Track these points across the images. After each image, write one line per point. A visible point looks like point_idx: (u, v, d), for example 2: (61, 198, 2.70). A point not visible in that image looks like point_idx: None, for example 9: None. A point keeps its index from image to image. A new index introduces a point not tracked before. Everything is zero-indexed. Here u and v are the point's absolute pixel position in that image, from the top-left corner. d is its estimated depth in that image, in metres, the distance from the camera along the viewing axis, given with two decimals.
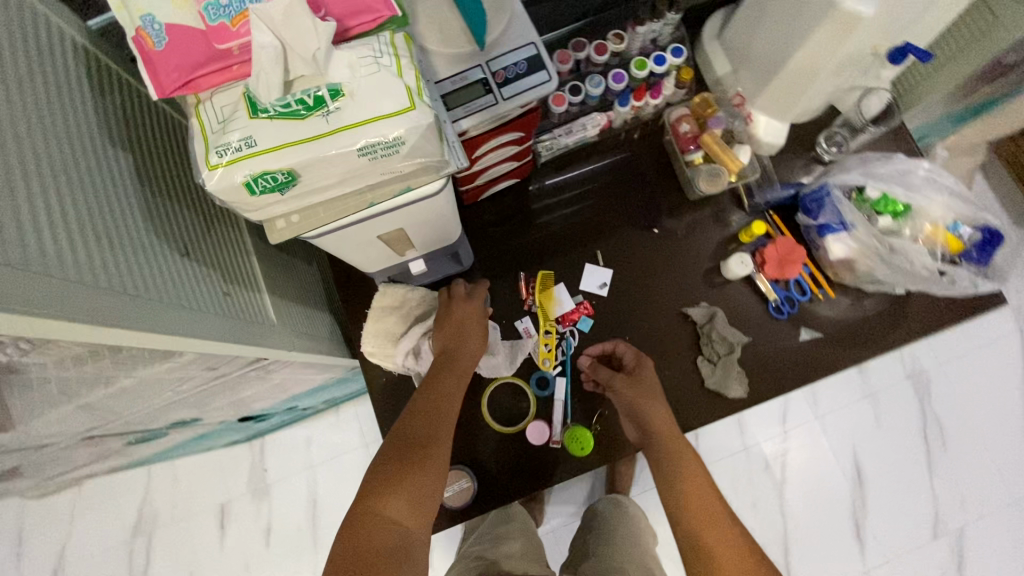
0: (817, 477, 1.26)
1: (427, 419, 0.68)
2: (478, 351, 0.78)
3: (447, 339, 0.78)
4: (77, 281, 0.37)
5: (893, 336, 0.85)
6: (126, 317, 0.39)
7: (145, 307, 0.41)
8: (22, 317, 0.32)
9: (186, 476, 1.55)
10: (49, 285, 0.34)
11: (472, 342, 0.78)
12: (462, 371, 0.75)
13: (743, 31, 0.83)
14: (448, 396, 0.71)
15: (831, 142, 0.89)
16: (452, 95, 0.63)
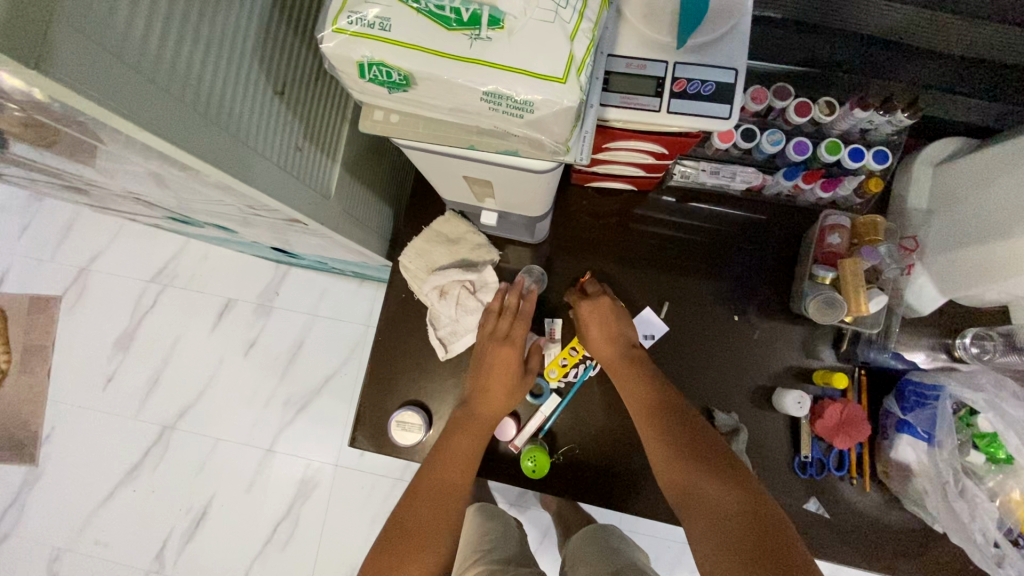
0: None
1: (438, 490, 0.68)
2: (500, 409, 0.75)
3: (475, 386, 0.75)
4: (138, 70, 0.35)
5: (899, 565, 0.75)
6: (173, 130, 0.37)
7: (199, 127, 0.39)
8: (76, 94, 0.31)
9: (215, 258, 1.66)
10: (105, 61, 0.32)
11: (501, 390, 0.75)
12: (481, 430, 0.73)
13: (968, 177, 0.69)
14: (463, 463, 0.71)
15: (974, 344, 0.76)
16: (618, 77, 0.55)
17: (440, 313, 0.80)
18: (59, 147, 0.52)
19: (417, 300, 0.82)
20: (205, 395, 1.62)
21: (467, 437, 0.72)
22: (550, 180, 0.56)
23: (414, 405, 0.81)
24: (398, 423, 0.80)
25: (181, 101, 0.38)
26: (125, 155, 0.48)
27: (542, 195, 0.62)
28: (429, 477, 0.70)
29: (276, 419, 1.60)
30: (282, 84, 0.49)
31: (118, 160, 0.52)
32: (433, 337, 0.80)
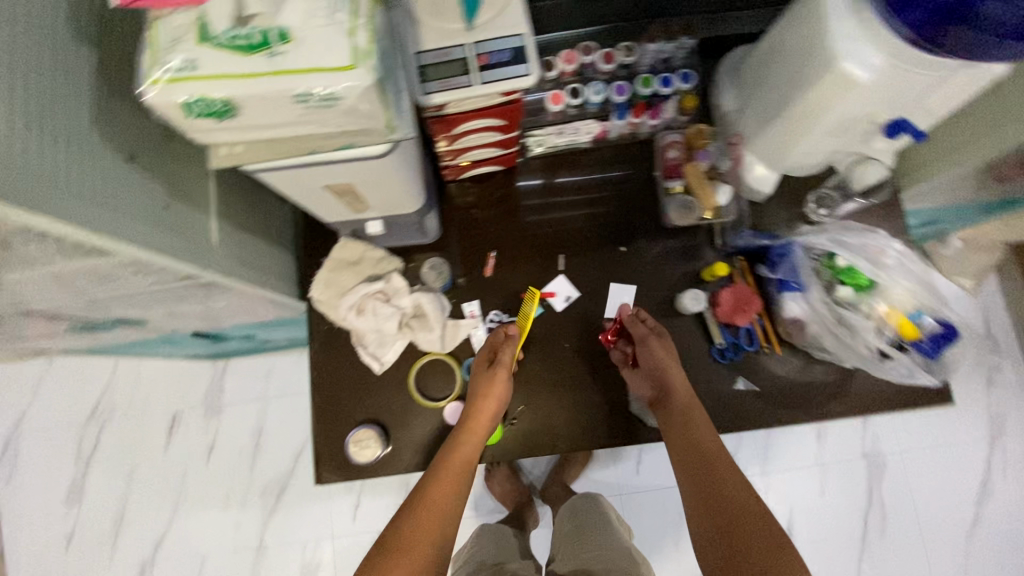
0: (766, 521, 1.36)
1: (451, 479, 0.71)
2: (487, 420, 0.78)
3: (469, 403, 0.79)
4: None
5: (826, 407, 0.85)
6: (21, 199, 0.42)
7: (48, 194, 0.44)
8: None
9: (149, 378, 1.62)
10: None
11: (488, 416, 0.78)
12: (471, 446, 0.75)
13: (755, 70, 0.81)
14: (462, 476, 0.72)
15: (821, 206, 0.90)
16: (431, 68, 0.63)
17: (363, 330, 0.85)
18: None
19: (340, 327, 0.86)
20: (178, 515, 1.56)
21: (460, 454, 0.74)
22: (405, 168, 0.63)
23: (366, 422, 0.84)
24: (354, 443, 0.83)
25: (24, 174, 0.42)
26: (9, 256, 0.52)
27: (406, 187, 0.68)
28: (445, 463, 0.73)
29: (258, 513, 1.55)
30: (130, 151, 0.54)
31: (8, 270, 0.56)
32: (365, 355, 0.85)
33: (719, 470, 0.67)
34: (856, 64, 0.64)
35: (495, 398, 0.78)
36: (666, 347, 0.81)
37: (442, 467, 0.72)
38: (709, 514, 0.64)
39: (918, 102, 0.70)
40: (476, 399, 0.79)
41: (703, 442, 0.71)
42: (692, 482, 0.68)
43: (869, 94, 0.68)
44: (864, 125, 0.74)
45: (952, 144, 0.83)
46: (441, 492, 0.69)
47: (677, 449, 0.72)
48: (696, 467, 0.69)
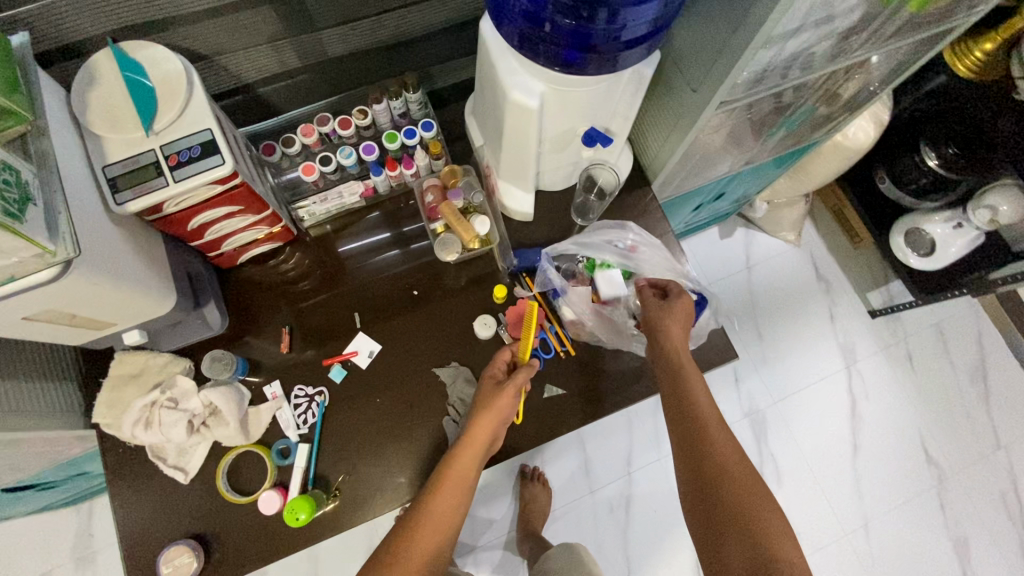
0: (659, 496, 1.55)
1: (458, 483, 0.73)
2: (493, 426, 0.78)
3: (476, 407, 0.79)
4: None
5: (633, 390, 0.89)
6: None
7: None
8: None
9: (3, 546, 1.46)
10: None
11: (487, 437, 0.77)
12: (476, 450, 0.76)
13: (478, 108, 0.90)
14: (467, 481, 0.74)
15: (585, 215, 0.98)
16: (121, 178, 0.64)
17: (157, 443, 0.81)
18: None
19: (134, 445, 0.82)
20: None
21: (466, 456, 0.75)
22: (116, 279, 0.63)
23: (178, 537, 0.80)
24: (166, 564, 0.78)
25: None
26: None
27: (136, 294, 0.68)
28: (439, 484, 0.73)
29: None
30: None
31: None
32: (165, 468, 0.81)
33: (726, 445, 0.68)
34: (523, 93, 0.70)
35: (499, 419, 0.78)
36: (671, 314, 0.81)
37: (438, 491, 0.72)
38: (698, 480, 0.67)
39: (600, 109, 0.79)
40: (478, 418, 0.78)
41: (694, 403, 0.72)
42: (697, 458, 0.69)
43: (553, 113, 0.76)
44: (572, 137, 0.83)
45: (660, 133, 0.90)
46: (438, 517, 0.70)
47: (673, 408, 0.74)
48: (686, 429, 0.71)
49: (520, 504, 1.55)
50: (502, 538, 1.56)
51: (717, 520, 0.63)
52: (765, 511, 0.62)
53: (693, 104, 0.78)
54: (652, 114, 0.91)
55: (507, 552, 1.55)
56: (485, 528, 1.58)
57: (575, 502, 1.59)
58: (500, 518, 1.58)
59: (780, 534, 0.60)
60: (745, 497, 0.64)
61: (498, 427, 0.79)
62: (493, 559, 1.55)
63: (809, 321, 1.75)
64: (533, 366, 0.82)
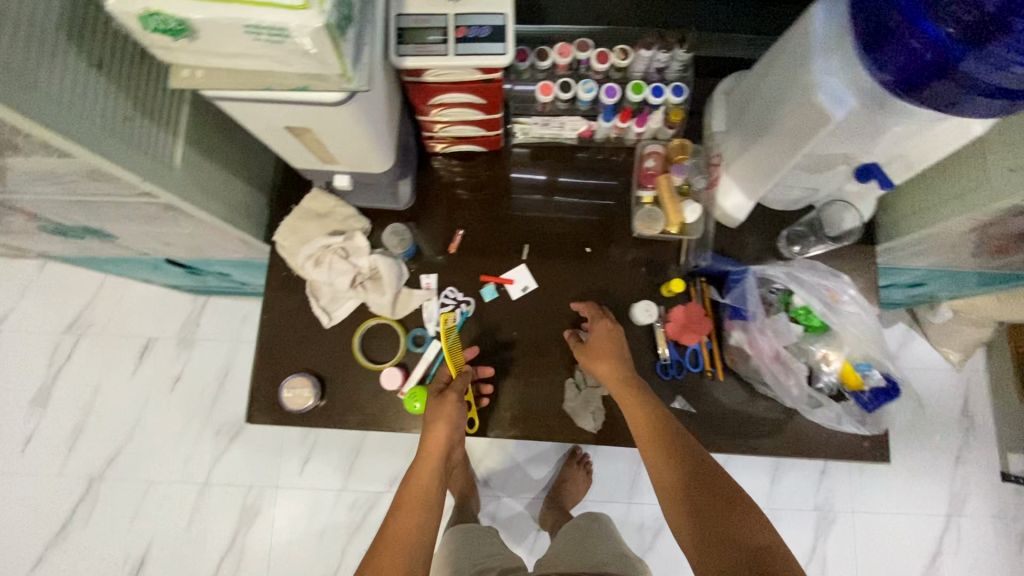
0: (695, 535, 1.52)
1: (421, 488, 0.75)
2: (450, 429, 0.79)
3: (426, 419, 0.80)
4: None
5: (758, 441, 0.84)
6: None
7: (12, 85, 0.47)
8: None
9: (130, 300, 1.67)
10: None
11: (443, 440, 0.78)
12: (436, 454, 0.78)
13: (744, 94, 0.82)
14: (432, 483, 0.76)
15: (793, 244, 0.89)
16: (409, 32, 0.65)
17: (318, 282, 0.86)
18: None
19: (297, 275, 0.87)
20: (134, 438, 1.60)
21: (423, 461, 0.78)
22: (367, 123, 0.64)
23: (306, 371, 0.86)
24: (290, 389, 0.84)
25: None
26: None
27: (371, 144, 0.70)
28: (402, 495, 0.75)
29: (210, 450, 1.59)
30: (98, 57, 0.56)
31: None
32: (316, 307, 0.86)
33: (687, 467, 0.70)
34: (831, 100, 0.63)
35: (450, 424, 0.79)
36: (604, 346, 0.81)
37: (403, 499, 0.74)
38: (676, 495, 0.69)
39: (890, 147, 0.69)
40: (428, 428, 0.79)
41: (661, 433, 0.73)
42: (667, 492, 0.70)
43: (841, 132, 0.68)
44: (838, 163, 0.74)
45: (937, 196, 0.80)
46: (404, 525, 0.70)
47: (644, 447, 0.74)
48: (654, 459, 0.72)
49: (556, 478, 1.56)
50: (528, 497, 1.59)
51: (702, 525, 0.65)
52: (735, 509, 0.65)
53: (1012, 183, 0.68)
54: (939, 172, 0.79)
55: (527, 511, 1.59)
56: (516, 481, 1.61)
57: (607, 501, 1.58)
58: (533, 479, 1.60)
59: (762, 527, 0.64)
60: (709, 515, 0.65)
61: (454, 432, 0.80)
62: (512, 511, 1.59)
63: (929, 449, 1.56)
64: (469, 370, 0.82)
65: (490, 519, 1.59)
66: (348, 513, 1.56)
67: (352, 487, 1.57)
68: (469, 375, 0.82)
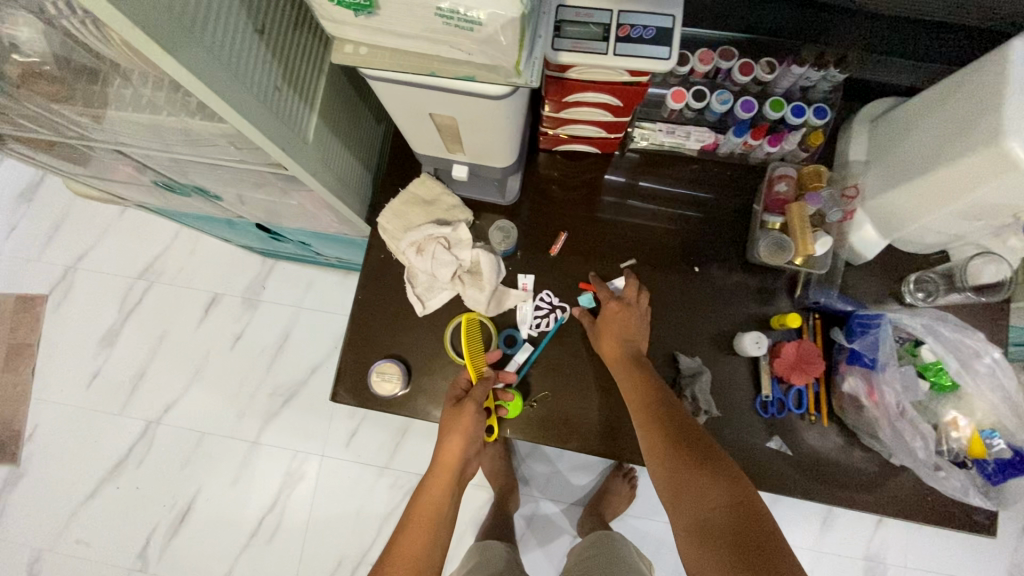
0: None
1: (432, 501, 0.76)
2: (464, 445, 0.77)
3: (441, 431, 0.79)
4: None
5: (857, 495, 0.79)
6: (166, 40, 0.43)
7: (191, 44, 0.46)
8: None
9: (202, 254, 1.70)
10: None
11: (457, 453, 0.77)
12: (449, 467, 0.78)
13: (897, 126, 0.75)
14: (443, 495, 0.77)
15: (919, 290, 0.82)
16: (569, 25, 0.61)
17: (417, 269, 0.84)
18: (74, 89, 0.59)
19: (396, 259, 0.86)
20: (192, 389, 1.64)
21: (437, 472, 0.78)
22: (513, 118, 0.61)
23: (394, 357, 0.84)
24: (377, 374, 0.83)
25: (175, 17, 0.44)
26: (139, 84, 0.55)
27: (505, 138, 0.67)
28: (414, 507, 0.76)
29: (262, 411, 1.62)
30: (261, 23, 0.54)
31: (126, 105, 0.59)
32: (411, 293, 0.84)
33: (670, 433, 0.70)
34: None
35: (466, 437, 0.77)
36: (609, 325, 0.80)
37: (418, 507, 0.75)
38: (659, 459, 0.69)
39: None
40: (444, 439, 0.78)
41: (651, 400, 0.73)
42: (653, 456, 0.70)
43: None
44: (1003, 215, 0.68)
45: None
46: (415, 540, 0.72)
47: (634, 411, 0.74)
48: (642, 424, 0.73)
49: (599, 488, 1.54)
50: (567, 503, 1.57)
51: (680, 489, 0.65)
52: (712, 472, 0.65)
53: None
54: None
55: (564, 517, 1.57)
56: (555, 485, 1.59)
57: (647, 520, 1.55)
58: (574, 486, 1.58)
59: (740, 490, 0.63)
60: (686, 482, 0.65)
61: (470, 443, 0.78)
62: (548, 514, 1.58)
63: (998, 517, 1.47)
64: (488, 380, 0.78)
65: (527, 519, 1.57)
66: (388, 492, 1.57)
67: (395, 467, 1.58)
68: (489, 382, 0.79)
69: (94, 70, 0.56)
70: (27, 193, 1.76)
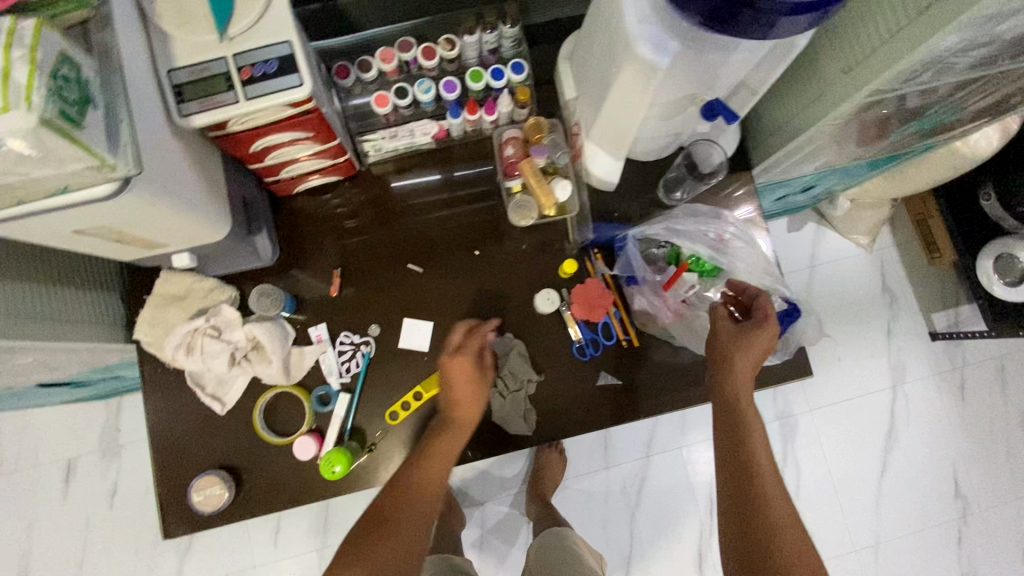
0: (670, 487, 1.58)
1: (446, 449, 0.72)
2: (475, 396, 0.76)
3: (448, 382, 0.76)
4: None
5: (690, 393, 0.83)
6: None
7: None
8: None
9: (36, 426, 1.52)
10: None
11: (474, 404, 0.75)
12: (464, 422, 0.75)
13: (583, 57, 0.78)
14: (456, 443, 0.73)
15: (672, 191, 0.88)
16: (188, 87, 0.57)
17: (198, 370, 0.79)
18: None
19: (174, 368, 0.80)
20: (84, 566, 1.48)
21: (451, 432, 0.73)
22: (170, 201, 0.57)
23: (213, 467, 0.79)
24: (198, 492, 0.77)
25: None
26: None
27: (192, 218, 0.63)
28: (429, 449, 0.72)
29: (172, 552, 1.50)
30: None
31: None
32: (203, 396, 0.79)
33: (759, 472, 0.61)
34: (653, 48, 0.60)
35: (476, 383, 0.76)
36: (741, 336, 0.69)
37: (427, 453, 0.72)
38: (740, 492, 0.61)
39: (728, 78, 0.68)
40: (456, 382, 0.76)
41: (749, 434, 0.64)
42: (733, 492, 0.61)
43: (676, 75, 0.66)
44: (687, 107, 0.73)
45: (795, 106, 0.78)
46: (428, 474, 0.70)
47: (732, 437, 0.64)
48: (736, 455, 0.63)
49: (532, 468, 1.55)
50: (511, 494, 1.58)
51: (764, 530, 0.57)
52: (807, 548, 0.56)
53: (854, 81, 0.65)
54: (794, 82, 0.77)
55: (514, 508, 1.58)
56: (494, 484, 1.59)
57: (587, 475, 1.58)
58: (511, 477, 1.58)
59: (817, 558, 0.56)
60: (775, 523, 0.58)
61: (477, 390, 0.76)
62: (500, 513, 1.58)
63: (864, 333, 1.58)
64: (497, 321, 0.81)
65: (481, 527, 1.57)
66: None
67: (333, 542, 1.51)
68: (483, 333, 0.79)
69: None
70: None
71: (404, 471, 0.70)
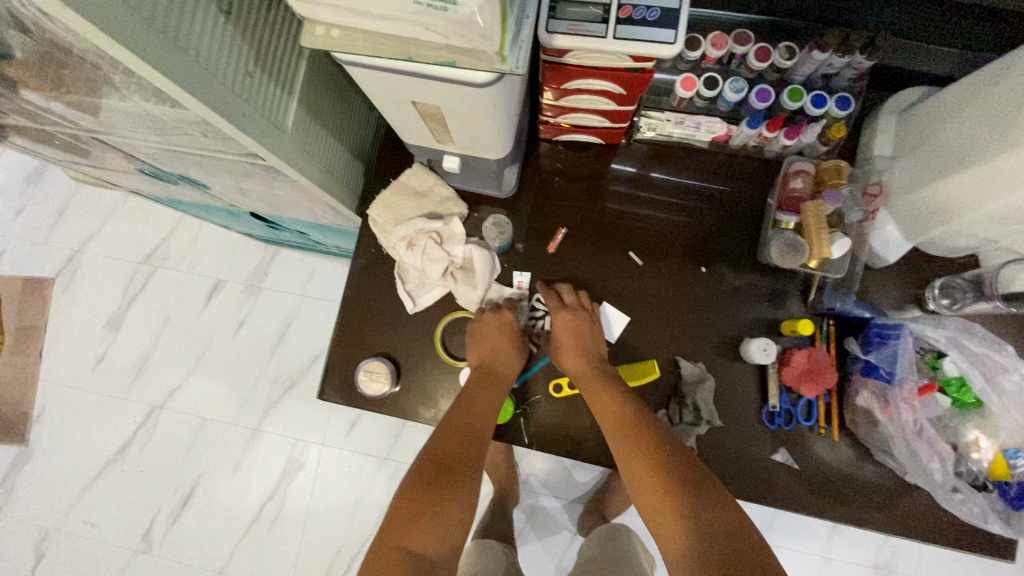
0: None
1: (479, 417, 0.73)
2: (511, 360, 0.79)
3: (481, 350, 0.78)
4: None
5: (867, 515, 0.74)
6: (120, 31, 0.40)
7: (150, 36, 0.43)
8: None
9: (206, 240, 1.70)
10: None
11: (511, 359, 0.78)
12: (498, 387, 0.76)
13: (931, 120, 0.68)
14: (490, 406, 0.74)
15: (943, 296, 0.75)
16: (566, 6, 0.56)
17: (408, 265, 0.81)
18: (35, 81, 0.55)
19: (387, 254, 0.83)
20: (193, 374, 1.65)
21: (480, 393, 0.75)
22: (502, 107, 0.57)
23: (383, 357, 0.81)
24: (363, 373, 0.80)
25: (135, 11, 0.41)
26: (102, 74, 0.51)
27: (496, 131, 0.63)
28: (456, 411, 0.73)
29: (263, 398, 1.62)
30: (226, 4, 0.50)
31: (100, 95, 0.56)
32: (401, 290, 0.81)
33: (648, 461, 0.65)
34: None
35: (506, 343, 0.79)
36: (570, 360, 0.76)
37: (458, 417, 0.72)
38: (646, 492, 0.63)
39: None
40: (487, 347, 0.78)
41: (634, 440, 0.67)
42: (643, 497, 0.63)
43: None
44: None
45: None
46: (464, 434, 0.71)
47: (624, 453, 0.67)
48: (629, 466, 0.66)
49: (600, 486, 1.49)
50: (568, 499, 1.54)
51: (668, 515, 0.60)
52: (721, 512, 0.59)
53: None
54: None
55: (564, 513, 1.54)
56: (559, 481, 1.56)
57: None
58: (576, 482, 1.55)
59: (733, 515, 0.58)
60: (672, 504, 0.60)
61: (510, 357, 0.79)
62: (549, 509, 1.55)
63: None
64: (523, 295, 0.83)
65: (526, 514, 1.54)
66: (386, 482, 1.56)
67: (395, 458, 1.57)
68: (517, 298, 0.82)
69: (57, 58, 0.51)
70: (34, 176, 1.76)
71: (441, 439, 0.70)
